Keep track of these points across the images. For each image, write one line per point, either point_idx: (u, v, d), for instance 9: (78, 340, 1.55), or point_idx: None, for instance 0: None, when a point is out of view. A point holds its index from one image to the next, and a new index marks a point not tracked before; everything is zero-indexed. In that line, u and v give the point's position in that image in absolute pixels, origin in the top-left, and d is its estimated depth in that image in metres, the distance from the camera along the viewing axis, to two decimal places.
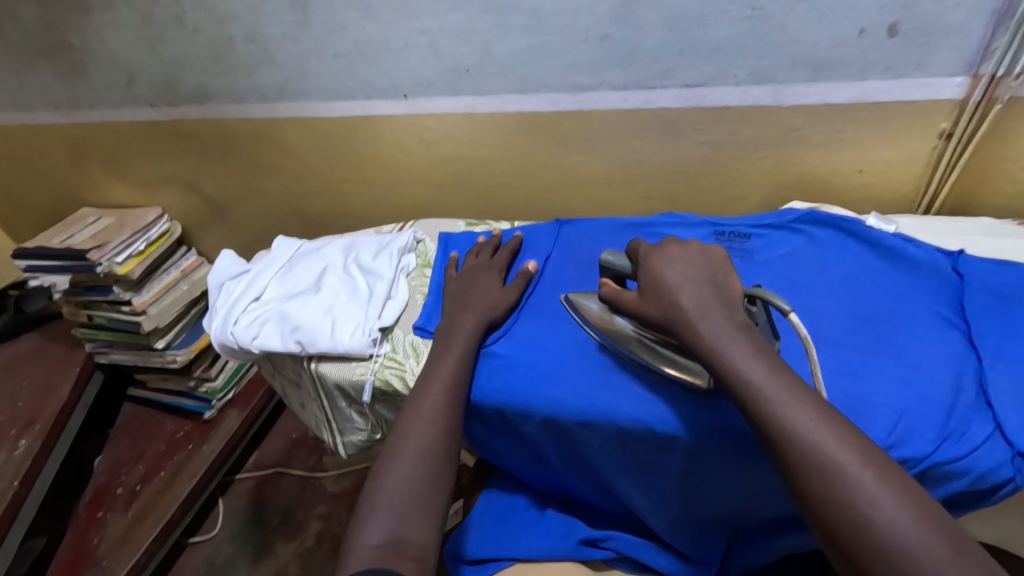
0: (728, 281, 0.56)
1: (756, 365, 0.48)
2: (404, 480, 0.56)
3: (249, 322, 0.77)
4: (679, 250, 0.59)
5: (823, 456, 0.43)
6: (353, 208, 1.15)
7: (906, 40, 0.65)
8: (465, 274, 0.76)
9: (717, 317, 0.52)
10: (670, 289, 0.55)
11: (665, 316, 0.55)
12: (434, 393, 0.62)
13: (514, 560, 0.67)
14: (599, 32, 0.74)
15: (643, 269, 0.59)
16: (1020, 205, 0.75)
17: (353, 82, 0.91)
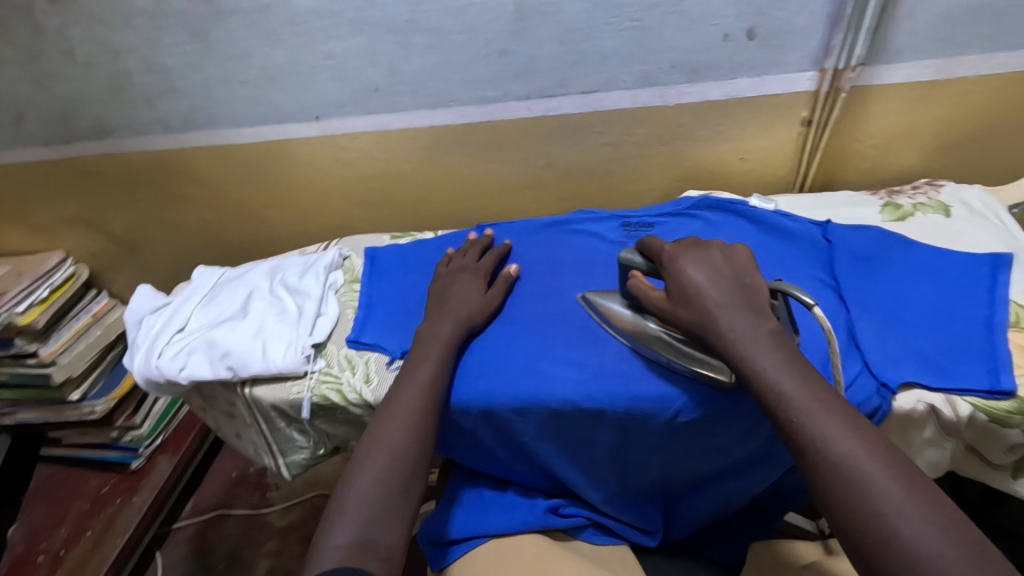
0: (752, 281, 0.56)
1: (746, 336, 0.52)
2: (377, 478, 0.57)
3: (174, 354, 0.76)
4: (703, 251, 0.58)
5: (796, 420, 0.47)
6: (275, 229, 1.14)
7: (763, 42, 0.74)
8: (447, 275, 0.76)
9: (748, 329, 0.52)
10: (693, 293, 0.55)
11: (693, 321, 0.55)
12: (405, 398, 0.63)
13: (488, 537, 0.67)
14: (498, 47, 0.79)
15: (670, 274, 0.58)
16: (872, 179, 0.87)
17: (261, 107, 0.92)
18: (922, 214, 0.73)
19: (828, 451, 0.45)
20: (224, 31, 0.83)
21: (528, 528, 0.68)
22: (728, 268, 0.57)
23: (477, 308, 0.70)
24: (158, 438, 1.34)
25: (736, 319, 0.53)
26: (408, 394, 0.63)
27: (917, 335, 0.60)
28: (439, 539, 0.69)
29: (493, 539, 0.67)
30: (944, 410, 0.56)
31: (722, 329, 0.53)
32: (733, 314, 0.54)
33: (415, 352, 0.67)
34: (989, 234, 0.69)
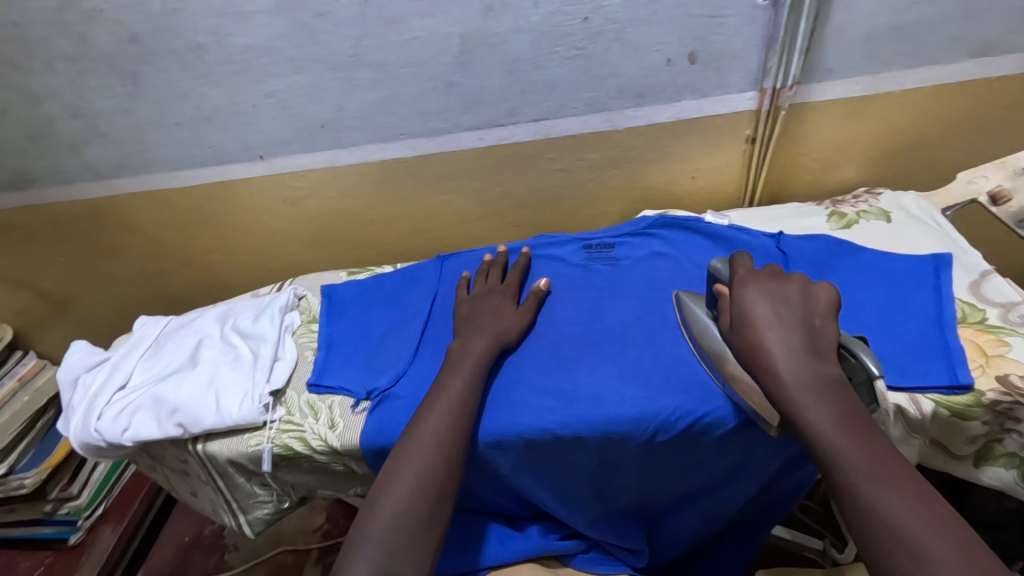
0: (822, 324, 0.55)
1: (792, 366, 0.52)
2: (394, 516, 0.54)
3: (116, 415, 0.70)
4: (779, 284, 0.57)
5: (830, 451, 0.48)
6: (222, 274, 1.09)
7: (703, 66, 0.77)
8: (479, 296, 0.73)
9: (805, 369, 0.52)
10: (759, 323, 0.55)
11: (746, 347, 0.55)
12: (426, 429, 0.59)
13: (484, 570, 0.65)
14: (446, 79, 0.79)
15: (733, 297, 0.57)
16: (814, 191, 0.92)
17: (201, 149, 0.89)
18: (865, 221, 0.77)
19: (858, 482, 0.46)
20: (156, 72, 0.79)
21: (530, 556, 0.66)
22: (800, 307, 0.56)
23: (513, 330, 0.69)
24: (99, 508, 1.22)
25: (795, 363, 0.52)
26: (433, 419, 0.59)
27: (876, 337, 0.61)
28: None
29: (491, 571, 0.65)
30: (908, 409, 0.57)
31: (772, 356, 0.53)
32: (780, 340, 0.53)
33: (444, 372, 0.64)
34: (927, 236, 0.72)
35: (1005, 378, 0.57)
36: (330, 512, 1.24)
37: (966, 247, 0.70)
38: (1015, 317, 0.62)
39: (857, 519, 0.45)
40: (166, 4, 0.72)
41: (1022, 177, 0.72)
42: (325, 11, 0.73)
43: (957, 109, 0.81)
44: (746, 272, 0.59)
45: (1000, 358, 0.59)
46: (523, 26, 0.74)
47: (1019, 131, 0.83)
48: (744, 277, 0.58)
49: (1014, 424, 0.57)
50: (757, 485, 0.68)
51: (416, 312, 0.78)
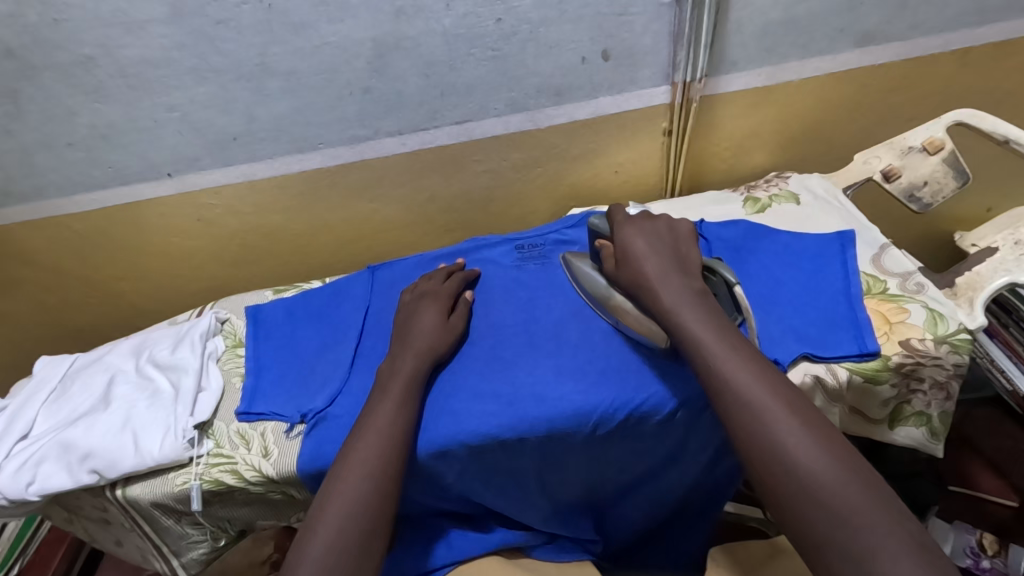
0: (688, 253, 0.61)
1: (675, 296, 0.56)
2: (329, 548, 0.52)
3: (19, 467, 0.64)
4: (647, 224, 0.63)
5: (721, 372, 0.51)
6: (135, 302, 1.01)
7: (617, 62, 0.79)
8: (411, 303, 0.71)
9: (677, 286, 0.57)
10: (633, 256, 0.60)
11: (630, 280, 0.60)
12: (361, 452, 0.57)
13: (451, 565, 0.65)
14: (361, 85, 0.77)
15: (617, 237, 0.64)
16: (728, 179, 0.96)
17: (98, 170, 0.82)
18: (777, 204, 0.81)
19: (753, 406, 0.49)
20: (38, 88, 0.73)
21: (501, 548, 0.66)
22: (669, 239, 0.62)
23: (440, 339, 0.66)
24: (15, 567, 1.09)
25: (670, 283, 0.58)
26: (364, 443, 0.57)
27: (789, 314, 0.65)
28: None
29: (454, 566, 0.65)
30: (827, 378, 0.61)
31: (655, 286, 0.58)
32: (662, 276, 0.58)
33: (376, 391, 0.62)
34: (832, 216, 0.77)
35: (907, 342, 0.62)
36: (277, 542, 1.15)
37: (866, 223, 0.76)
38: (912, 285, 0.67)
39: (722, 401, 0.50)
40: (43, 14, 0.66)
41: (910, 155, 0.78)
42: (224, 17, 0.69)
43: (850, 95, 0.87)
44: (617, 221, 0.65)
45: (902, 324, 0.63)
46: (437, 28, 0.73)
47: (904, 112, 0.90)
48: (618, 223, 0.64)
49: (917, 385, 0.63)
50: (697, 466, 0.71)
51: (348, 328, 0.75)
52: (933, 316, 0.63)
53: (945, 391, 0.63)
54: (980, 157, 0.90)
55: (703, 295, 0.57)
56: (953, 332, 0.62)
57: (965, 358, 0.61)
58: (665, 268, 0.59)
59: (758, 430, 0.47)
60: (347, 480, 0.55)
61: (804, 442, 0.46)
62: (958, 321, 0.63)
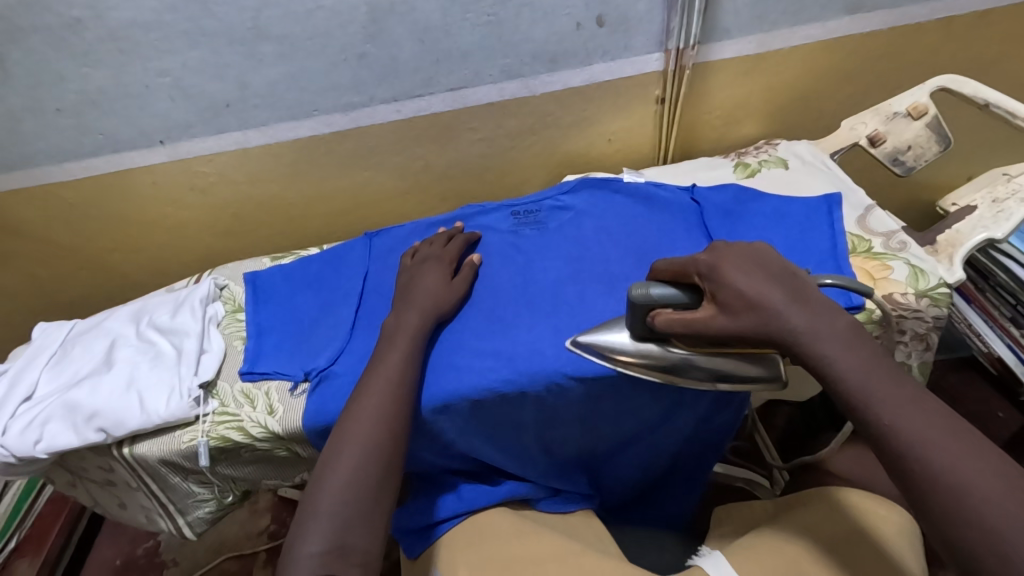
0: (807, 279, 0.50)
1: (798, 312, 0.47)
2: (343, 485, 0.54)
3: (24, 427, 0.64)
4: (736, 250, 0.51)
5: (867, 398, 0.43)
6: (128, 274, 1.01)
7: (611, 29, 0.80)
8: (413, 266, 0.72)
9: (812, 311, 0.47)
10: (754, 299, 0.47)
11: (763, 328, 0.47)
12: (372, 394, 0.59)
13: (461, 516, 0.66)
14: (356, 50, 0.77)
15: (715, 282, 0.49)
16: (718, 148, 0.98)
17: (89, 138, 0.81)
18: (767, 169, 0.83)
19: (911, 438, 0.41)
20: (27, 52, 0.72)
21: (509, 499, 0.68)
22: (770, 261, 0.50)
23: (443, 299, 0.68)
24: (13, 541, 1.10)
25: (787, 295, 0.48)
26: (374, 387, 0.59)
27: None
28: (414, 530, 0.67)
29: (465, 516, 0.66)
30: None
31: (808, 339, 0.46)
32: (803, 314, 0.47)
33: (383, 344, 0.64)
34: (820, 179, 0.79)
35: (890, 296, 0.65)
36: (275, 512, 1.17)
37: (852, 186, 0.78)
38: (895, 243, 0.70)
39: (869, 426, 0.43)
40: None
41: (895, 120, 0.81)
42: None
43: (837, 63, 0.89)
44: (707, 267, 0.50)
45: (885, 280, 0.66)
46: None
47: (888, 81, 0.93)
48: (709, 266, 0.50)
49: (899, 337, 0.66)
50: (690, 422, 0.73)
51: (348, 292, 0.76)
52: (915, 272, 0.66)
53: (925, 342, 0.66)
54: (960, 124, 0.93)
55: (862, 334, 0.46)
56: (934, 286, 0.65)
57: (943, 310, 0.65)
58: (801, 305, 0.47)
59: (919, 463, 0.40)
60: (360, 418, 0.57)
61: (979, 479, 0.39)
62: (938, 276, 0.66)
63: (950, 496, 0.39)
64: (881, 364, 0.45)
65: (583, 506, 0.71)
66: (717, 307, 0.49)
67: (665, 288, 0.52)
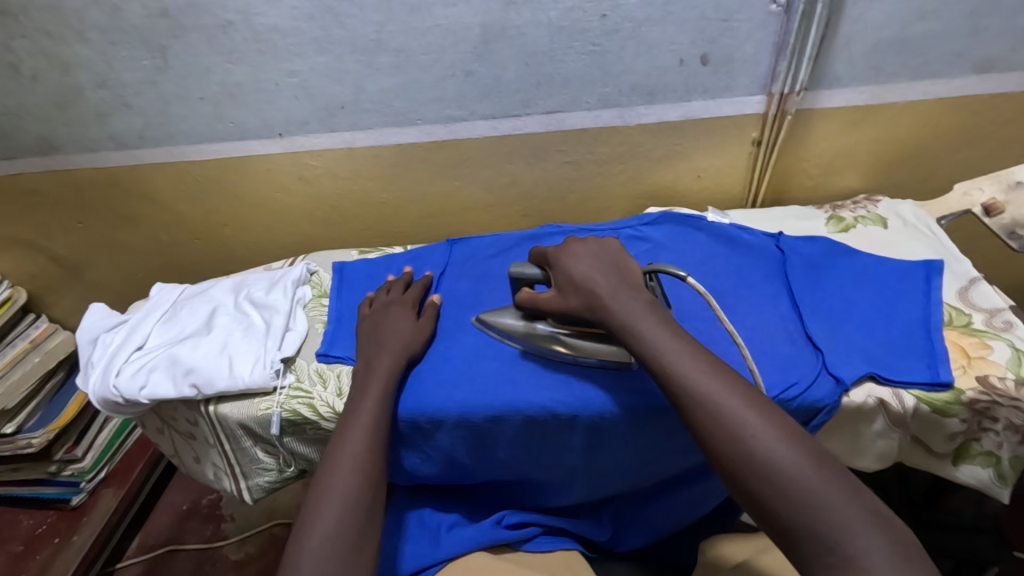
0: (626, 258, 0.61)
1: (661, 338, 0.52)
2: (346, 498, 0.56)
3: (133, 372, 0.73)
4: (581, 245, 0.62)
5: (713, 410, 0.47)
6: (233, 248, 1.11)
7: (714, 68, 0.80)
8: (372, 313, 0.74)
9: (626, 297, 0.56)
10: (579, 282, 0.58)
11: (585, 305, 0.58)
12: (362, 417, 0.62)
13: (440, 563, 0.66)
14: (463, 67, 0.82)
15: (556, 269, 0.61)
16: (812, 197, 0.94)
17: (220, 124, 0.91)
18: (863, 226, 0.79)
19: (743, 443, 0.45)
20: (185, 46, 0.82)
21: (488, 545, 0.68)
22: (609, 254, 0.60)
23: (414, 340, 0.70)
24: (102, 471, 1.23)
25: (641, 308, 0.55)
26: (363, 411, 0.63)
27: (860, 336, 0.65)
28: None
29: (446, 563, 0.66)
30: (892, 403, 0.60)
31: (615, 308, 0.56)
32: (640, 318, 0.54)
33: (373, 354, 0.69)
34: (920, 243, 0.75)
35: (985, 378, 0.60)
36: None
37: (955, 255, 0.73)
38: (998, 322, 0.65)
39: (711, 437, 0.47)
40: None
41: (1016, 191, 0.74)
42: None
43: (957, 122, 0.84)
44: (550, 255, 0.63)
45: (982, 359, 0.62)
46: (542, 20, 0.76)
47: (1016, 146, 0.86)
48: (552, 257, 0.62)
49: (990, 424, 0.61)
50: None
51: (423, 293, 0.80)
52: (1018, 356, 0.61)
53: (1022, 435, 0.60)
54: None
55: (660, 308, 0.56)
56: None
57: None
58: (645, 315, 0.54)
59: (756, 467, 0.44)
60: (361, 407, 0.63)
61: (795, 466, 0.43)
62: None
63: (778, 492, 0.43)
64: (718, 376, 0.49)
65: (565, 546, 0.70)
66: (555, 291, 0.60)
67: (535, 268, 0.64)
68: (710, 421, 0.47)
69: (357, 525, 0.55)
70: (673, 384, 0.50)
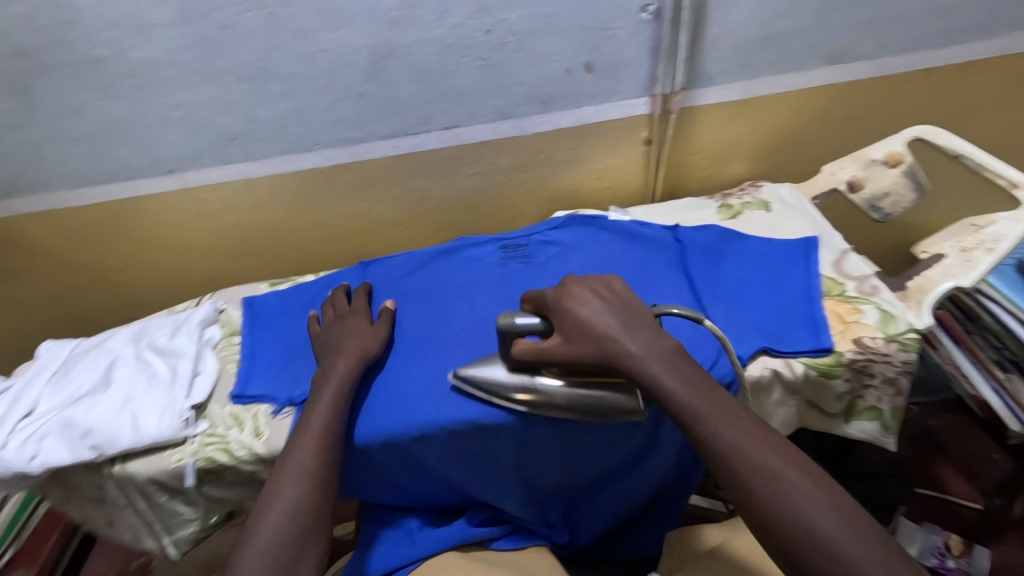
0: (631, 302, 0.61)
1: (667, 372, 0.54)
2: (288, 509, 0.57)
3: (23, 442, 0.67)
4: (583, 289, 0.61)
5: (720, 439, 0.51)
6: (135, 293, 1.05)
7: (600, 74, 0.84)
8: (327, 325, 0.74)
9: (640, 337, 0.57)
10: (588, 329, 0.58)
11: (600, 353, 0.57)
12: (314, 423, 0.62)
13: (416, 561, 0.69)
14: (356, 90, 0.81)
15: (560, 315, 0.60)
16: (706, 187, 1.01)
17: (102, 165, 0.86)
18: (749, 211, 0.85)
19: (752, 470, 0.49)
20: (51, 86, 0.77)
21: (460, 544, 0.71)
22: (611, 297, 0.61)
23: (370, 345, 0.70)
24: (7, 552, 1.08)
25: (646, 343, 0.57)
26: (317, 417, 0.63)
27: (752, 315, 0.70)
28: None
29: (423, 560, 0.69)
30: (784, 372, 0.65)
31: (629, 350, 0.56)
32: (660, 364, 0.55)
33: (327, 359, 0.69)
34: (799, 222, 0.82)
35: (860, 339, 0.66)
36: None
37: (830, 230, 0.80)
38: (867, 288, 0.72)
39: (722, 462, 0.50)
40: (58, 17, 0.71)
41: (872, 167, 0.83)
42: (228, 23, 0.73)
43: (821, 108, 0.92)
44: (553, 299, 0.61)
45: (856, 323, 0.68)
46: (428, 38, 0.77)
47: (872, 127, 0.95)
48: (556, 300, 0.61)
49: (869, 380, 0.67)
50: (667, 457, 0.73)
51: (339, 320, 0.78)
52: (885, 316, 0.68)
53: (896, 387, 0.67)
54: (941, 172, 0.95)
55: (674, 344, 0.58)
56: (903, 331, 0.67)
57: (913, 355, 0.66)
58: (683, 372, 0.55)
59: (765, 492, 0.48)
60: (314, 412, 0.63)
61: (807, 496, 0.47)
62: (908, 322, 0.68)
63: (791, 518, 0.47)
64: (730, 408, 0.53)
65: (537, 542, 0.73)
66: (562, 339, 0.59)
67: (532, 319, 0.61)
68: (724, 453, 0.50)
69: (300, 540, 0.56)
70: (721, 447, 0.50)
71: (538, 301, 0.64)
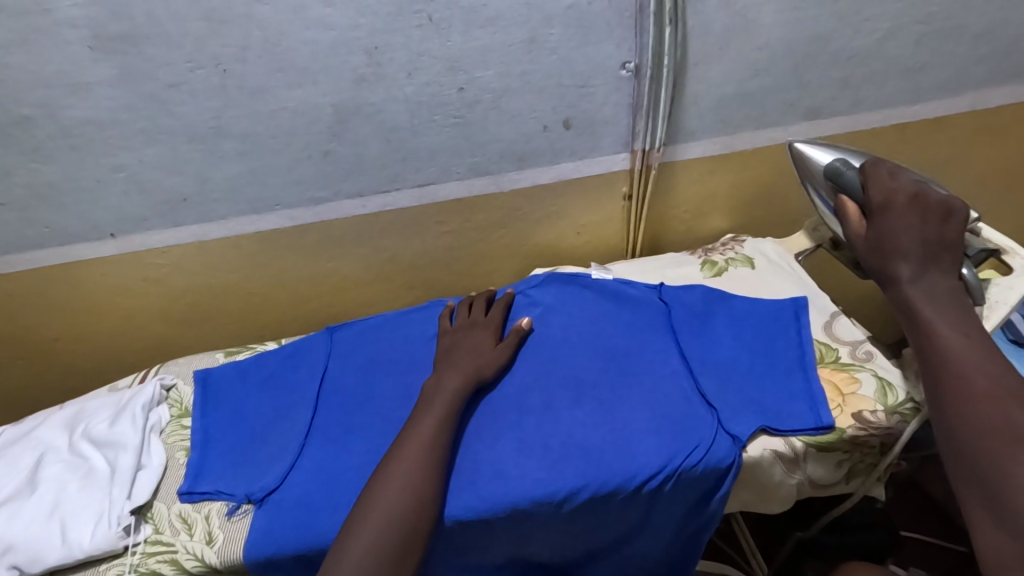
0: (955, 239, 0.58)
1: (922, 293, 0.57)
2: (402, 487, 0.56)
3: None
4: (928, 195, 0.59)
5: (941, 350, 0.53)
6: (71, 364, 0.95)
7: (578, 131, 0.81)
8: (454, 333, 0.72)
9: (931, 266, 0.58)
10: (885, 231, 0.60)
11: (871, 253, 0.61)
12: (422, 430, 0.61)
13: None
14: (320, 148, 0.76)
15: (893, 207, 0.60)
16: (686, 240, 0.98)
17: (34, 230, 0.78)
18: (734, 268, 0.83)
19: (962, 387, 0.50)
20: None
21: None
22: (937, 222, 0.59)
23: (487, 364, 0.68)
24: None
25: (934, 275, 0.57)
26: (422, 423, 0.62)
27: (744, 387, 0.66)
28: None
29: None
30: (784, 451, 0.63)
31: (887, 260, 0.59)
32: (920, 291, 0.57)
33: (442, 372, 0.67)
34: (785, 281, 0.80)
35: (860, 414, 0.64)
36: None
37: (817, 290, 0.78)
38: (861, 353, 0.70)
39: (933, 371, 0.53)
40: None
41: None
42: (177, 81, 0.67)
43: None
44: (883, 203, 0.60)
45: (854, 395, 0.66)
46: (398, 96, 0.73)
47: None
48: (889, 204, 0.60)
49: (870, 452, 0.65)
50: (665, 539, 0.68)
51: (303, 396, 0.72)
52: (882, 386, 0.66)
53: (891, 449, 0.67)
54: None
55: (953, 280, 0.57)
56: (901, 401, 0.64)
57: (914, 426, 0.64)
58: (941, 307, 0.55)
59: (966, 408, 0.49)
60: (422, 417, 0.62)
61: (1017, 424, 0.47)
62: (906, 390, 0.65)
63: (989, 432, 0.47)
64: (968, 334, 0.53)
65: None
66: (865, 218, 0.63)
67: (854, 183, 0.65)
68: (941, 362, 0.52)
69: (413, 521, 0.55)
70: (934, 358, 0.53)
71: (889, 196, 0.61)
